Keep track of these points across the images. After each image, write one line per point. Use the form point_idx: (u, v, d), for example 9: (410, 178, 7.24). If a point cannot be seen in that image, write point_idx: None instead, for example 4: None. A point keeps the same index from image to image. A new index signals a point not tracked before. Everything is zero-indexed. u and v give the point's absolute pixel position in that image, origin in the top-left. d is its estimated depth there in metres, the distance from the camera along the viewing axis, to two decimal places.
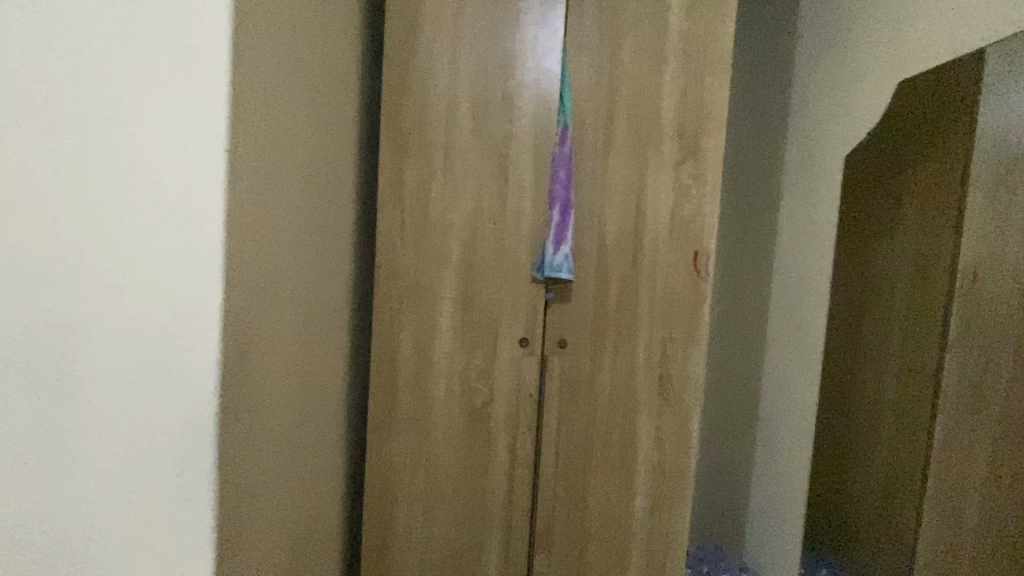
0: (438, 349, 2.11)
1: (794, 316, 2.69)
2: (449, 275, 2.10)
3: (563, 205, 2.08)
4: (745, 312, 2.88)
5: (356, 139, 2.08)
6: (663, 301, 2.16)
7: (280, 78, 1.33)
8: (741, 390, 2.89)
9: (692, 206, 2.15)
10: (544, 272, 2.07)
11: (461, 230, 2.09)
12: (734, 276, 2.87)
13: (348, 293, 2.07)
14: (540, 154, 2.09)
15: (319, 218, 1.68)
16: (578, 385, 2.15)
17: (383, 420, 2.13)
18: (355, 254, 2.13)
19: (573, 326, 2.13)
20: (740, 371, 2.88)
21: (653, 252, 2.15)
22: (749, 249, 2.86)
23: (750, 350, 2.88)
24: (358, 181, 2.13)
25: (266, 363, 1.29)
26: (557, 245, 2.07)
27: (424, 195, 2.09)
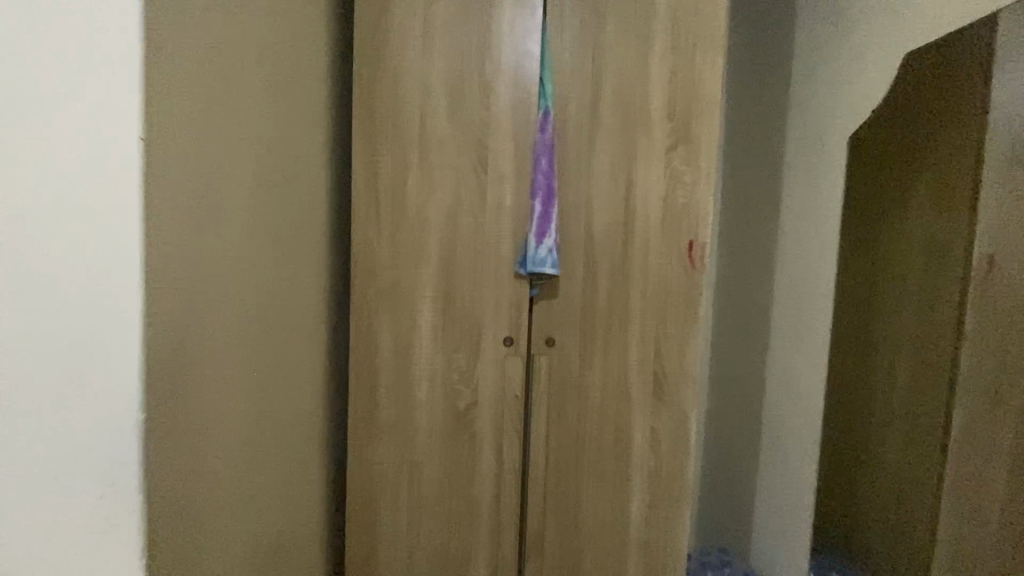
0: (419, 350, 2.02)
1: (799, 303, 2.53)
2: (429, 272, 1.99)
3: (545, 195, 1.96)
4: (743, 302, 2.69)
5: (325, 132, 1.98)
6: (656, 293, 2.04)
7: (218, 67, 1.23)
8: (739, 384, 2.71)
9: (685, 192, 2.03)
10: (527, 266, 1.96)
11: (440, 225, 1.98)
12: (731, 265, 2.71)
13: (322, 294, 1.98)
14: (521, 141, 1.97)
15: (280, 216, 1.59)
16: (566, 385, 2.04)
17: (364, 425, 2.05)
18: (329, 253, 2.04)
19: (560, 323, 2.02)
20: (739, 365, 2.71)
21: (645, 243, 2.03)
22: (747, 234, 2.67)
23: (751, 342, 2.68)
24: (330, 176, 2.03)
25: (207, 370, 1.21)
26: (540, 238, 1.96)
27: (399, 188, 1.98)
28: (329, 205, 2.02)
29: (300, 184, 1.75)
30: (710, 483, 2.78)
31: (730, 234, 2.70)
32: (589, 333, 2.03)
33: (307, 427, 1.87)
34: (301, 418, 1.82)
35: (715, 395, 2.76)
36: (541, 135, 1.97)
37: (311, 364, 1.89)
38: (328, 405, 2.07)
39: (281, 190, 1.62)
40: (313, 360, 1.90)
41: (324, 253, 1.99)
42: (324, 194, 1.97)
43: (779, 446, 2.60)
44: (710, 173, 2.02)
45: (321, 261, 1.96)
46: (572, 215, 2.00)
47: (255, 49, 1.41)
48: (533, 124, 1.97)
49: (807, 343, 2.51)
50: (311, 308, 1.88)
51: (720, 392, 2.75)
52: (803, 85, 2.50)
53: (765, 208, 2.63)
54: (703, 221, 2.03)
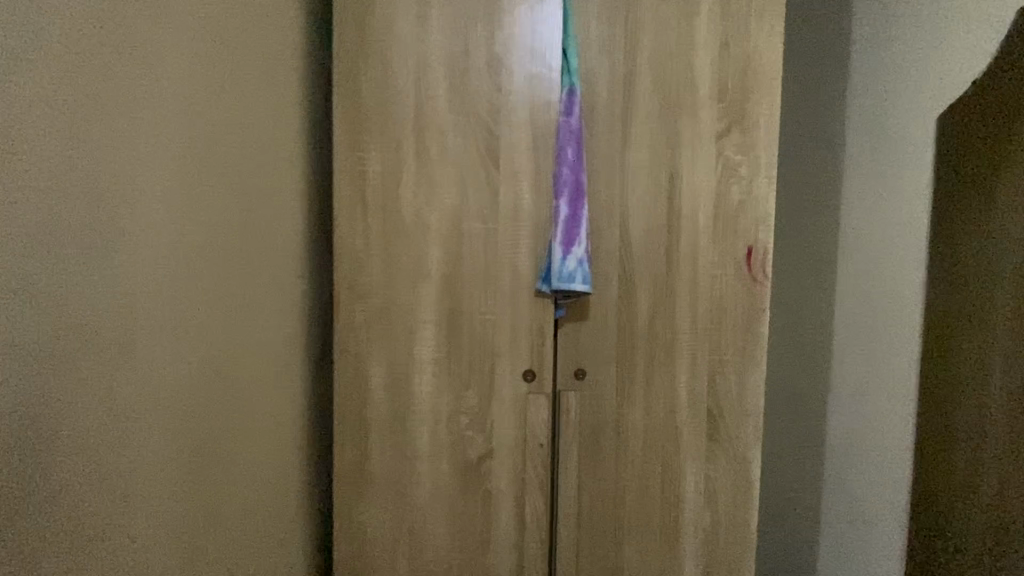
0: (419, 388, 1.64)
1: (873, 268, 2.11)
2: (428, 293, 1.62)
3: (574, 192, 1.57)
4: (804, 278, 2.22)
5: (294, 124, 1.61)
6: (707, 311, 1.70)
7: (88, 15, 0.85)
8: (803, 379, 2.24)
9: (741, 188, 1.67)
10: (553, 283, 1.56)
11: (440, 235, 1.61)
12: (790, 236, 2.23)
13: (292, 324, 1.60)
14: (537, 128, 1.58)
15: (215, 228, 1.22)
16: (602, 426, 1.68)
17: (354, 480, 1.68)
18: (302, 273, 1.66)
19: (591, 351, 1.66)
20: (801, 356, 2.24)
21: (692, 251, 1.68)
22: (808, 197, 2.20)
23: (815, 325, 2.22)
24: (301, 178, 1.66)
25: (66, 445, 0.83)
26: (568, 246, 1.56)
27: (390, 191, 1.62)
28: (301, 214, 1.65)
29: (253, 189, 1.38)
30: (777, 508, 2.30)
31: (788, 201, 2.22)
32: (627, 363, 1.68)
33: (274, 491, 1.51)
34: (257, 483, 1.44)
35: (776, 397, 2.27)
36: (566, 117, 1.57)
37: (272, 413, 1.50)
38: (302, 458, 1.69)
39: (224, 196, 1.25)
40: (275, 407, 1.52)
41: (295, 273, 1.62)
42: (292, 201, 1.60)
43: (849, 488, 2.18)
44: (770, 164, 1.66)
45: (289, 283, 1.59)
46: (602, 219, 1.64)
47: (169, 5, 1.04)
48: (555, 106, 1.58)
49: (884, 313, 2.09)
50: (274, 343, 1.51)
51: (782, 392, 2.26)
52: (874, 58, 2.08)
53: (829, 207, 2.18)
54: (763, 222, 1.67)
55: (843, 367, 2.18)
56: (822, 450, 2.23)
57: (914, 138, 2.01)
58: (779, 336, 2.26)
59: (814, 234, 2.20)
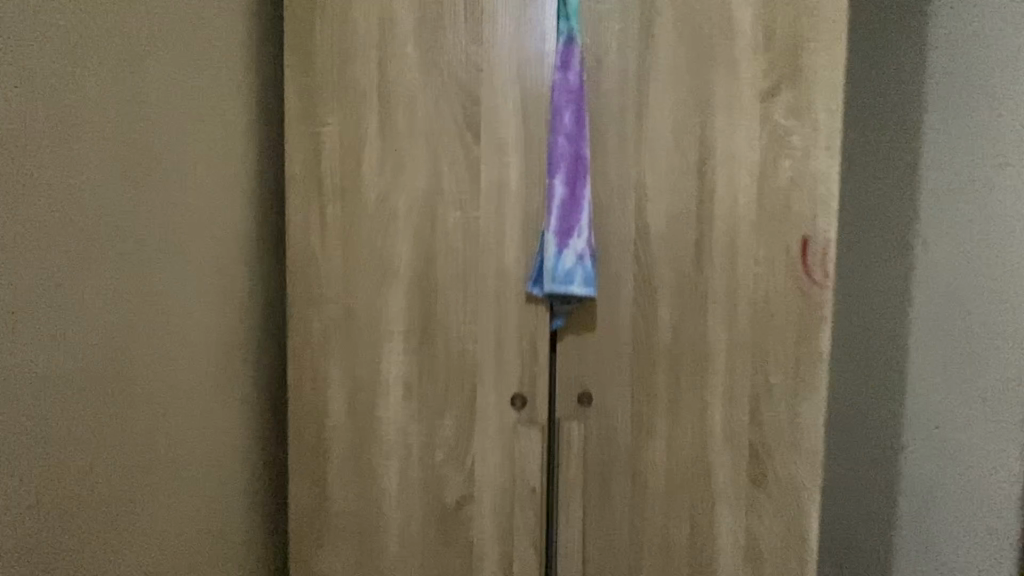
0: (386, 413, 1.35)
1: (965, 268, 1.62)
2: (395, 298, 1.32)
3: (573, 169, 1.21)
4: (872, 291, 1.68)
5: (235, 95, 1.34)
6: (749, 321, 1.33)
7: None
8: (871, 423, 1.71)
9: (794, 163, 1.30)
10: (546, 285, 1.21)
11: (408, 227, 1.30)
12: (854, 238, 1.68)
13: (229, 335, 1.34)
14: (527, 87, 1.23)
15: (84, 225, 0.97)
16: (612, 462, 1.36)
17: (312, 523, 1.40)
18: (247, 273, 1.40)
19: (599, 370, 1.33)
20: (868, 393, 1.70)
21: (729, 245, 1.32)
22: (878, 184, 1.66)
23: (887, 351, 1.68)
24: (247, 161, 1.39)
25: None
26: (564, 238, 1.21)
27: (349, 173, 1.32)
28: (245, 204, 1.38)
29: (149, 171, 1.11)
30: None
31: (851, 193, 1.67)
32: (645, 385, 1.35)
33: (198, 539, 1.26)
34: (165, 537, 1.17)
35: (835, 450, 1.73)
36: (561, 72, 1.22)
37: (195, 444, 1.24)
38: (249, 495, 1.42)
39: (95, 180, 0.99)
40: (199, 438, 1.26)
41: (236, 274, 1.36)
42: (230, 187, 1.33)
43: (941, 543, 1.67)
44: (833, 130, 1.29)
45: (224, 285, 1.32)
46: (612, 206, 1.31)
47: None
48: (547, 58, 1.23)
49: (994, 305, 1.60)
50: (195, 358, 1.24)
51: (844, 442, 1.72)
52: None
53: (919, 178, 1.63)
54: (823, 206, 1.30)
55: (938, 385, 1.65)
56: (906, 494, 1.70)
57: (1019, 100, 1.56)
58: (853, 347, 1.70)
59: (899, 211, 1.65)
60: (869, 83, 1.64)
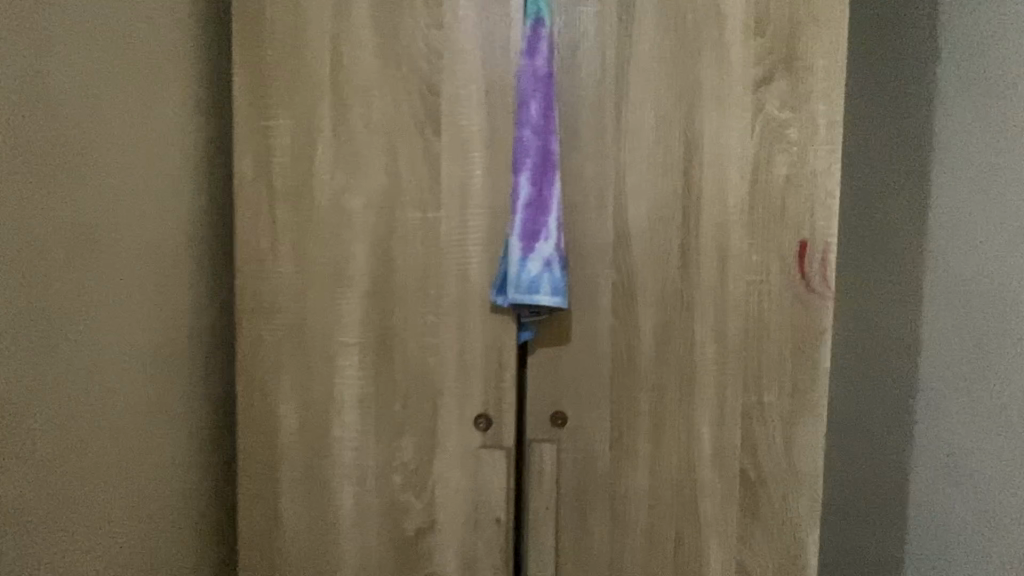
0: (341, 432, 1.24)
1: (984, 282, 1.44)
2: (350, 306, 1.21)
3: (540, 164, 1.10)
4: (877, 301, 1.55)
5: (173, 87, 1.23)
6: (741, 333, 1.21)
7: None
8: (876, 445, 1.57)
9: (790, 159, 1.17)
10: (509, 294, 1.09)
11: (363, 230, 1.18)
12: (857, 242, 1.55)
13: (169, 348, 1.23)
14: (491, 76, 1.12)
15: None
16: (588, 488, 1.23)
17: (262, 550, 1.29)
18: (192, 281, 1.29)
19: (574, 388, 1.21)
20: (872, 411, 1.57)
21: (719, 249, 1.20)
22: (884, 184, 1.52)
23: (895, 367, 1.54)
24: (190, 158, 1.28)
25: None
26: (529, 241, 1.09)
27: (301, 171, 1.21)
28: (189, 206, 1.27)
29: (82, 170, 1.02)
30: None
31: (853, 194, 1.55)
32: (625, 404, 1.22)
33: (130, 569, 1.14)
34: (100, 568, 1.07)
35: (836, 470, 1.61)
36: (527, 56, 1.10)
37: (133, 466, 1.15)
38: (194, 520, 1.32)
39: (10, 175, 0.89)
40: (141, 457, 1.17)
41: (179, 282, 1.26)
42: (169, 188, 1.23)
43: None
44: (833, 123, 1.16)
45: (163, 295, 1.22)
46: (588, 207, 1.19)
47: None
48: (513, 42, 1.12)
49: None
50: (129, 374, 1.14)
51: (845, 463, 1.60)
52: None
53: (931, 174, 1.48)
54: (822, 206, 1.17)
55: (957, 403, 1.48)
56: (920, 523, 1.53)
57: None
58: (857, 359, 1.57)
59: (908, 212, 1.51)
60: (872, 74, 1.52)
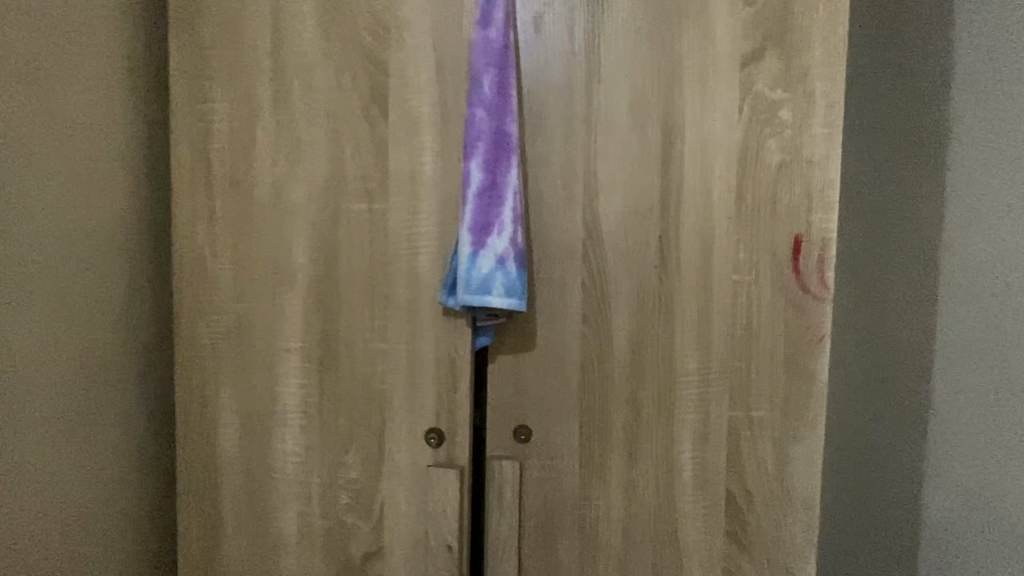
0: (283, 444, 1.13)
1: (996, 277, 1.32)
2: (293, 307, 1.10)
3: (493, 148, 1.00)
4: (884, 304, 1.41)
5: (105, 68, 1.12)
6: (726, 340, 1.07)
7: None
8: (882, 462, 1.43)
9: (782, 143, 1.04)
10: (458, 295, 1.00)
11: (306, 225, 1.08)
12: (861, 239, 1.42)
13: (98, 355, 1.12)
14: (443, 54, 1.02)
15: None
16: (555, 510, 1.11)
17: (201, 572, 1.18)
18: (126, 281, 1.17)
19: (539, 400, 1.09)
20: (879, 424, 1.42)
21: (702, 247, 1.06)
22: (890, 175, 1.39)
23: (904, 375, 1.40)
24: (126, 147, 1.16)
25: None
26: (481, 235, 1.00)
27: (240, 159, 1.11)
28: (123, 199, 1.16)
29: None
30: None
31: (856, 186, 1.41)
32: (597, 419, 1.09)
33: None
34: None
35: (837, 489, 1.46)
36: (480, 26, 1.00)
37: (51, 485, 1.04)
38: (129, 547, 1.20)
39: None
40: (63, 475, 1.06)
41: (111, 282, 1.14)
42: (99, 179, 1.12)
43: None
44: (832, 103, 1.03)
45: (91, 296, 1.11)
46: (555, 198, 1.07)
47: None
48: (466, 13, 1.02)
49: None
50: (52, 377, 1.04)
51: (847, 481, 1.45)
52: None
53: (945, 160, 1.35)
54: (820, 198, 1.04)
55: (972, 411, 1.35)
56: (932, 546, 1.39)
57: None
58: (862, 366, 1.43)
59: (917, 204, 1.37)
60: (879, 52, 1.39)
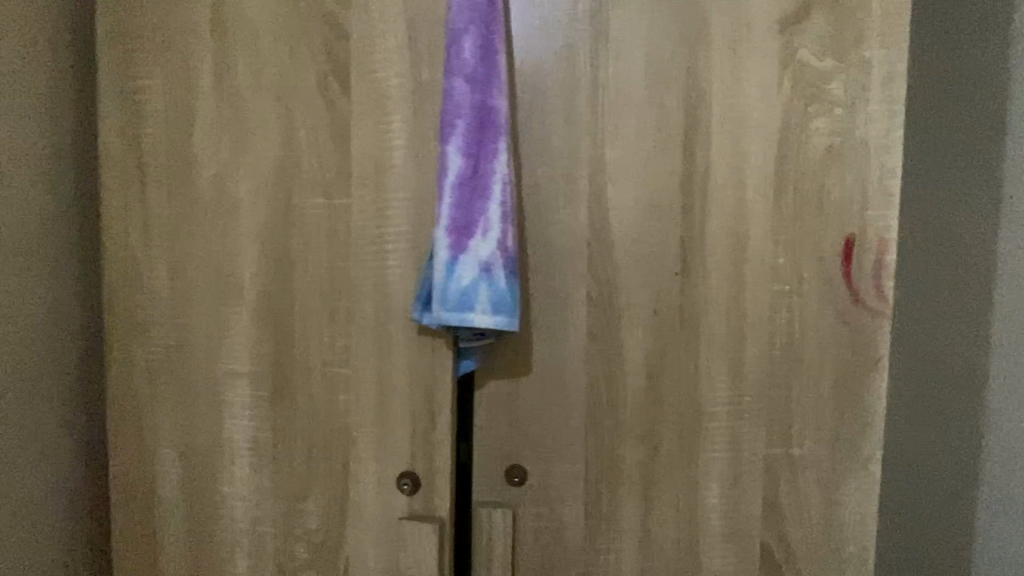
0: (230, 486, 0.94)
1: None
2: (241, 324, 0.92)
3: (477, 128, 0.82)
4: (936, 316, 1.22)
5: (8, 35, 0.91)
6: (762, 362, 0.89)
7: None
8: (934, 496, 1.24)
9: (832, 123, 0.85)
10: (433, 311, 0.82)
11: (255, 226, 0.90)
12: (911, 237, 1.22)
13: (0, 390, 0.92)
14: (414, 16, 0.84)
15: None
16: (555, 565, 0.92)
17: None
18: (45, 290, 0.97)
19: (536, 435, 0.91)
20: (930, 452, 1.23)
21: (734, 250, 0.88)
22: (943, 165, 1.20)
23: (961, 397, 1.22)
24: (38, 129, 0.95)
25: None
26: (461, 237, 0.82)
27: (177, 147, 0.92)
28: (36, 198, 0.96)
29: None
30: None
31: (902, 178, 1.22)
32: (606, 458, 0.91)
33: None
34: None
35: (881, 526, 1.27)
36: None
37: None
38: None
39: None
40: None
41: (18, 300, 0.94)
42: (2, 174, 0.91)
43: None
44: (895, 73, 0.84)
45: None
46: (554, 192, 0.89)
47: None
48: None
49: None
50: None
51: (894, 519, 1.26)
52: None
53: (1002, 145, 1.18)
54: (878, 189, 0.85)
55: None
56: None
57: None
58: (911, 385, 1.24)
59: (972, 196, 1.19)
60: (935, 19, 1.19)
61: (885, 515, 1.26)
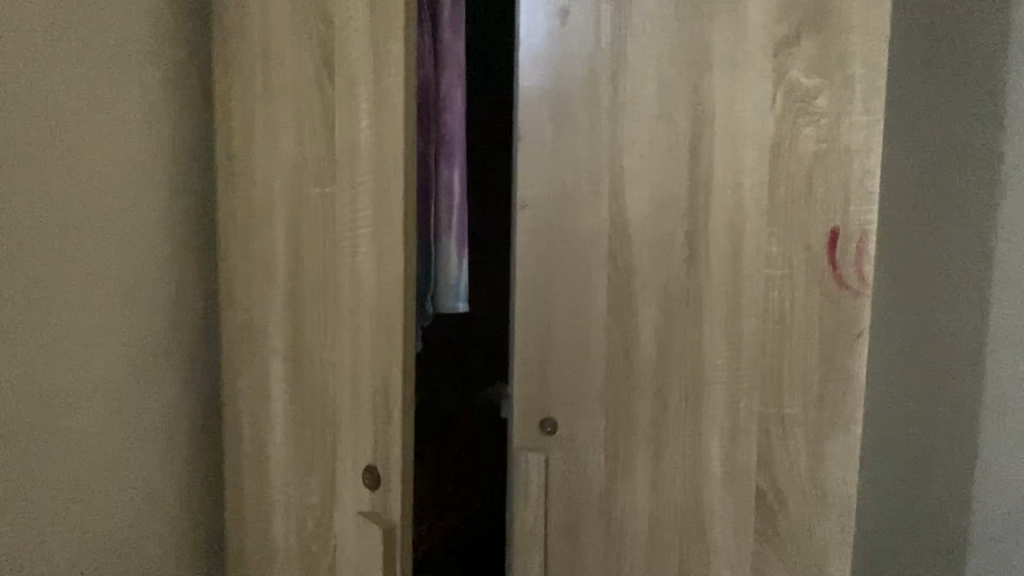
0: (316, 431, 1.17)
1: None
2: (320, 299, 1.15)
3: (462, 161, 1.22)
4: (927, 293, 1.36)
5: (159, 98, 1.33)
6: (757, 335, 1.05)
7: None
8: (925, 452, 1.38)
9: (819, 134, 1.00)
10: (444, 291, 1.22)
11: (338, 222, 1.12)
12: (900, 224, 1.37)
13: (138, 342, 1.33)
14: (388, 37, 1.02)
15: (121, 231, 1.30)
16: (582, 501, 1.12)
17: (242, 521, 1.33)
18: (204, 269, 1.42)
19: (564, 394, 1.10)
20: (921, 412, 1.38)
21: (733, 241, 1.04)
22: (932, 162, 1.34)
23: (951, 365, 1.35)
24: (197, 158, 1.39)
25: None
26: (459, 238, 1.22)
27: (275, 163, 1.18)
28: (184, 212, 1.38)
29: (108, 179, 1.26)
30: None
31: (893, 175, 1.37)
32: (622, 414, 1.09)
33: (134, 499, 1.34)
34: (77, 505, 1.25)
35: (874, 475, 1.42)
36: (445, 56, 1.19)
37: (61, 451, 1.23)
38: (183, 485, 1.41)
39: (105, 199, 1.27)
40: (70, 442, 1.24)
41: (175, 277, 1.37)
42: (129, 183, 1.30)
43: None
44: (874, 89, 0.98)
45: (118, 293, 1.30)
46: (580, 193, 1.07)
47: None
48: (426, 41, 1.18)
49: None
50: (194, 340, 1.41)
51: (887, 470, 1.41)
52: None
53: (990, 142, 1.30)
54: (859, 189, 1.00)
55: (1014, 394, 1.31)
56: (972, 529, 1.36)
57: None
58: (902, 353, 1.38)
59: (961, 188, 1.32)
60: (924, 32, 1.33)
61: (879, 467, 1.42)
